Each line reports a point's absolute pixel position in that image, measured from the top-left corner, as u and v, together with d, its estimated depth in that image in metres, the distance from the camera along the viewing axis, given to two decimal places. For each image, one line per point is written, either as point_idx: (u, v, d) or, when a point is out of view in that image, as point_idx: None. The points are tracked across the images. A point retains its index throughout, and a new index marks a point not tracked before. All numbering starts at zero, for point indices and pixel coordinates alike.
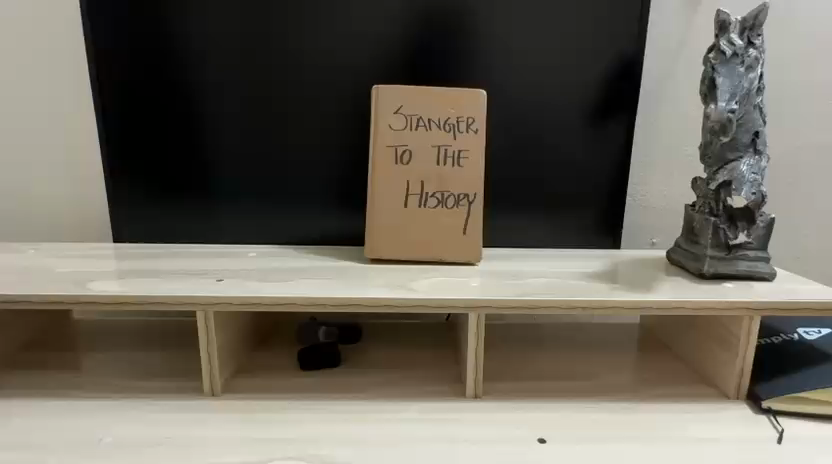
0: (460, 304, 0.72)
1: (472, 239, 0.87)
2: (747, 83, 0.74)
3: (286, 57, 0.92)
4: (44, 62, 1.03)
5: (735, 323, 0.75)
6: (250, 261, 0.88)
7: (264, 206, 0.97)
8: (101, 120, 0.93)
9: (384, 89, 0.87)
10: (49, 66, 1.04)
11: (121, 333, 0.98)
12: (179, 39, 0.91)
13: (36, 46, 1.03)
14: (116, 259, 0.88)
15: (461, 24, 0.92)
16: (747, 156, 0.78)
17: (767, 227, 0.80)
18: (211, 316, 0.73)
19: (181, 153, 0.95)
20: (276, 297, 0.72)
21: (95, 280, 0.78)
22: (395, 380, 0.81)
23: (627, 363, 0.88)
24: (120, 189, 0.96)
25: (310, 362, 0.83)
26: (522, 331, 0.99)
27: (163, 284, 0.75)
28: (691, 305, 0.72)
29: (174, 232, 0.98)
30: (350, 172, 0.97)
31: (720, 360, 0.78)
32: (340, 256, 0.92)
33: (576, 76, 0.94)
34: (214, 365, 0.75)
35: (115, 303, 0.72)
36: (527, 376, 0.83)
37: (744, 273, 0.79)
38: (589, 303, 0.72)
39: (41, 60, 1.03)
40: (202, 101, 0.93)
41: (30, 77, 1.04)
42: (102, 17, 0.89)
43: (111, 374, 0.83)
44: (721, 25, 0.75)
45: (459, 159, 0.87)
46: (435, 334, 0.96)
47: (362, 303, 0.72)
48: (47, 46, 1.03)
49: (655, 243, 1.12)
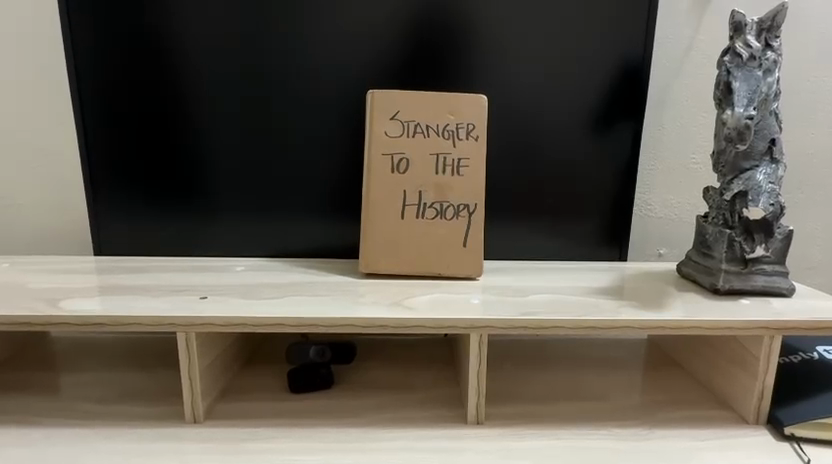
0: (461, 324, 0.67)
1: (472, 252, 0.83)
2: (765, 88, 0.70)
3: (277, 60, 0.87)
4: (31, 64, 0.99)
5: (753, 343, 0.70)
6: (237, 276, 0.83)
7: (253, 216, 0.93)
8: (82, 128, 0.88)
9: (380, 94, 0.82)
10: (37, 68, 0.99)
11: (101, 352, 0.92)
12: (164, 41, 0.86)
13: (21, 47, 0.98)
14: (96, 275, 0.83)
15: (461, 25, 0.87)
16: (762, 165, 0.74)
17: (785, 239, 0.75)
18: (192, 338, 0.68)
19: (167, 161, 0.90)
20: (264, 317, 0.67)
21: (69, 298, 0.72)
22: (391, 404, 0.76)
23: (636, 383, 0.83)
24: (102, 199, 0.91)
25: (301, 384, 0.78)
26: (524, 349, 0.94)
27: (141, 303, 0.70)
28: (709, 325, 0.68)
29: (157, 244, 0.93)
30: (344, 181, 0.92)
31: (738, 382, 0.74)
32: (333, 270, 0.87)
33: (581, 81, 0.90)
34: (196, 390, 0.70)
35: (88, 324, 0.67)
36: (532, 399, 0.78)
37: (761, 288, 0.75)
38: (600, 322, 0.67)
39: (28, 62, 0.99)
40: (188, 106, 0.89)
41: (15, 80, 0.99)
42: (83, 18, 0.84)
43: (86, 398, 0.77)
44: (736, 27, 0.72)
45: (458, 168, 0.83)
46: (433, 352, 0.92)
47: (355, 323, 0.67)
48: (35, 48, 0.98)
49: (663, 254, 1.08)
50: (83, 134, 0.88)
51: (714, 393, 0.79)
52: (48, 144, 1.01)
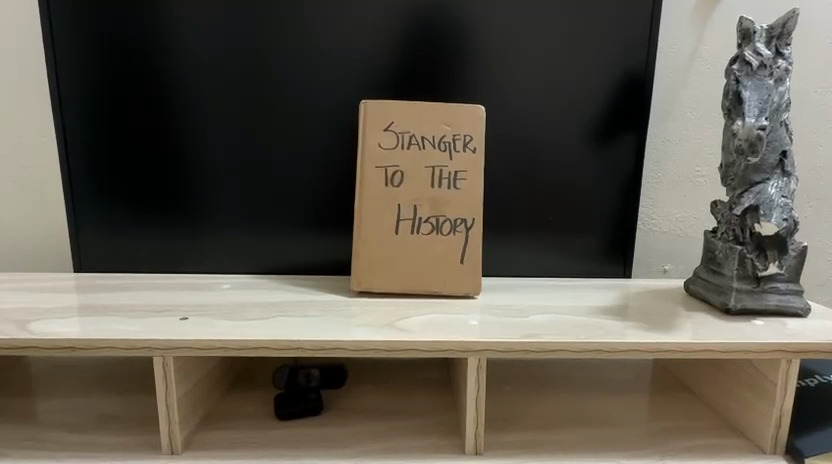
0: (459, 347, 0.63)
1: (469, 270, 0.79)
2: (777, 98, 0.68)
3: (266, 68, 0.84)
4: (27, 64, 0.95)
5: (770, 368, 0.66)
6: (221, 295, 0.79)
7: (241, 231, 0.89)
8: (62, 136, 0.84)
9: (374, 105, 0.79)
10: (33, 69, 0.96)
11: (79, 376, 0.88)
12: (150, 48, 0.83)
13: (16, 47, 0.95)
14: (74, 293, 0.79)
15: (458, 33, 0.84)
16: (774, 178, 0.71)
17: (799, 256, 0.71)
18: (170, 362, 0.63)
19: (153, 173, 0.86)
20: (246, 340, 0.62)
21: (40, 320, 0.68)
22: (386, 431, 0.72)
23: (643, 409, 0.79)
24: (84, 213, 0.87)
25: (288, 410, 0.74)
26: (526, 371, 0.90)
27: (116, 324, 0.66)
28: (723, 347, 0.63)
29: (140, 260, 0.89)
30: (335, 195, 0.88)
31: (753, 409, 0.69)
32: (323, 288, 0.83)
33: (582, 91, 0.87)
34: (173, 420, 0.65)
35: (58, 349, 0.62)
36: (535, 427, 0.74)
37: (775, 308, 0.71)
38: (607, 346, 0.63)
39: (24, 61, 0.95)
40: (175, 116, 0.85)
41: (7, 80, 0.95)
42: (64, 23, 0.81)
43: (59, 428, 0.72)
44: (744, 34, 0.70)
45: (455, 181, 0.79)
46: (430, 375, 0.87)
47: (345, 347, 0.62)
48: (32, 49, 0.95)
49: (668, 270, 1.04)
50: (62, 142, 0.84)
51: (728, 420, 0.75)
52: (35, 154, 0.98)
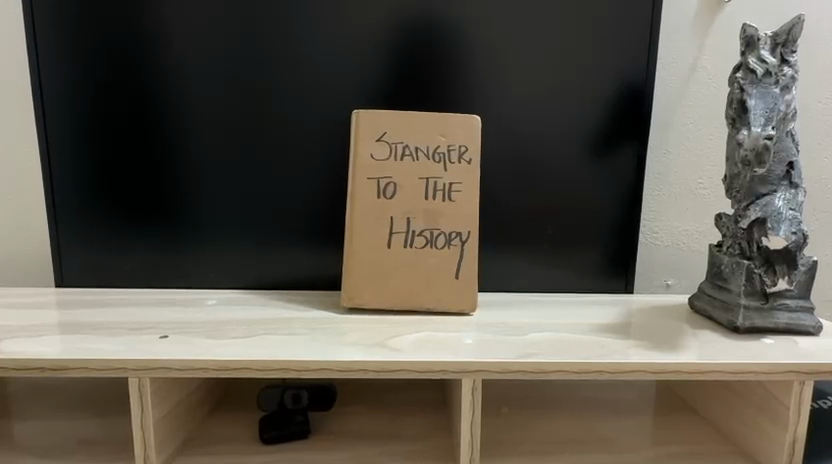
0: (453, 368, 0.59)
1: (465, 285, 0.76)
2: (783, 106, 0.66)
3: (256, 76, 0.82)
4: (20, 71, 0.93)
5: (783, 390, 0.62)
6: (205, 311, 0.75)
7: (228, 244, 0.86)
8: (45, 147, 0.82)
9: (365, 115, 0.76)
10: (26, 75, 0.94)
11: (57, 396, 0.84)
12: (137, 56, 0.81)
13: (16, 48, 0.93)
14: (53, 309, 0.75)
15: (453, 40, 0.82)
16: (781, 189, 0.68)
17: (809, 271, 0.68)
18: (147, 384, 0.60)
19: (137, 182, 0.84)
20: (225, 360, 0.59)
21: (11, 338, 0.64)
22: (376, 457, 0.68)
23: (647, 432, 0.75)
24: (66, 227, 0.84)
25: (273, 434, 0.70)
26: (525, 392, 0.86)
27: (90, 343, 0.62)
28: (732, 368, 0.60)
29: (123, 273, 0.86)
30: (326, 207, 0.85)
31: (764, 434, 0.66)
32: (312, 304, 0.80)
33: (582, 99, 0.85)
34: (149, 447, 0.61)
35: (26, 370, 0.59)
36: (534, 452, 0.70)
37: (784, 327, 0.67)
38: (610, 367, 0.60)
39: (17, 68, 0.93)
40: (165, 124, 0.83)
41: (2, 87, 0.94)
42: (49, 30, 0.79)
43: (30, 454, 0.69)
44: (748, 41, 0.68)
45: (450, 193, 0.76)
46: (424, 395, 0.83)
47: (330, 367, 0.59)
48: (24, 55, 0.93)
49: (670, 285, 1.01)
50: (45, 153, 0.82)
51: (737, 444, 0.71)
52: (28, 160, 0.95)
